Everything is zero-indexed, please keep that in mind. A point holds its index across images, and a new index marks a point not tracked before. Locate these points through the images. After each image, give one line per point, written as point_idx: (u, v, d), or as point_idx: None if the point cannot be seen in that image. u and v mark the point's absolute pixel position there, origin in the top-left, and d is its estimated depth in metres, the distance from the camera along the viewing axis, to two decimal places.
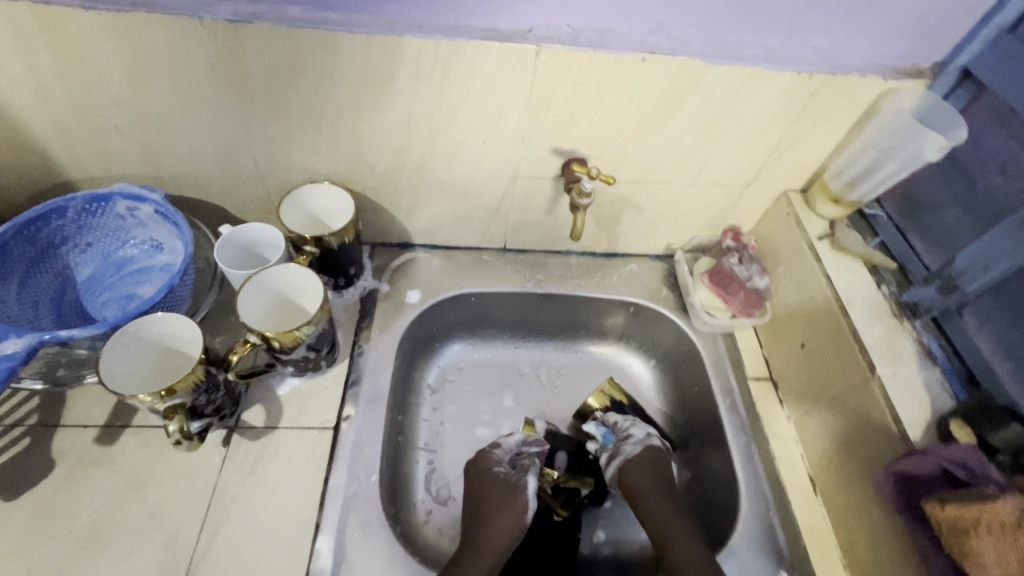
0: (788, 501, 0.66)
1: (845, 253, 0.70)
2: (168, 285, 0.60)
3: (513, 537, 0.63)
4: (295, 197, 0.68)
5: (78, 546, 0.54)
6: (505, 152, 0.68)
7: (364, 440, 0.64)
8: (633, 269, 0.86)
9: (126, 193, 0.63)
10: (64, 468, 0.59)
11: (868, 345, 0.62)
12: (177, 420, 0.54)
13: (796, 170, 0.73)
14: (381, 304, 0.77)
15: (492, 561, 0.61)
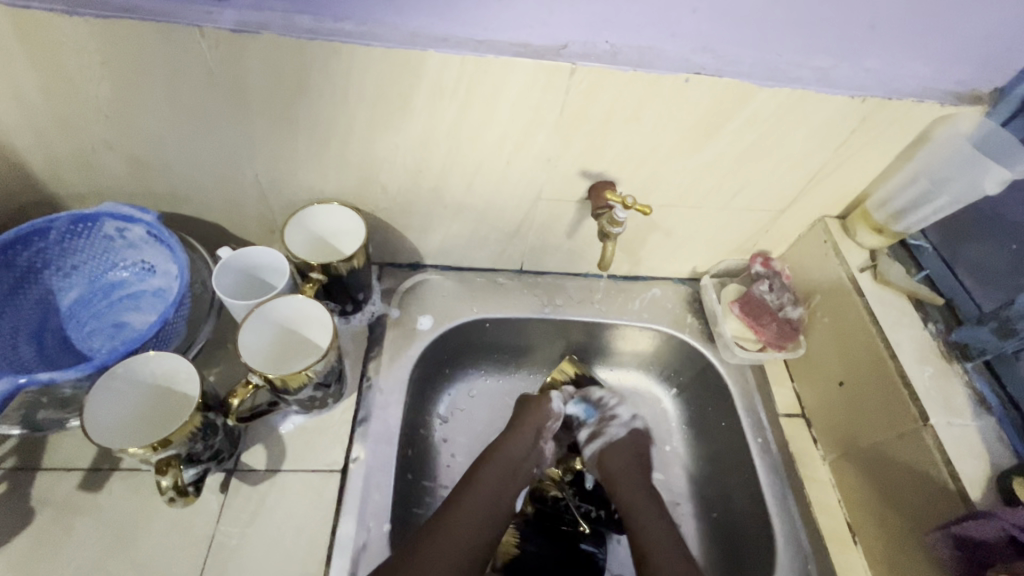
0: (826, 552, 0.62)
1: (889, 287, 0.66)
2: (162, 319, 0.54)
3: (497, 495, 0.60)
4: (299, 218, 0.63)
5: None
6: (529, 174, 0.63)
7: (373, 485, 0.59)
8: (656, 293, 0.81)
9: (115, 214, 0.58)
10: (44, 517, 0.53)
11: (918, 391, 0.57)
12: (172, 475, 0.47)
13: (837, 196, 0.69)
14: (390, 331, 0.72)
15: (468, 520, 0.57)
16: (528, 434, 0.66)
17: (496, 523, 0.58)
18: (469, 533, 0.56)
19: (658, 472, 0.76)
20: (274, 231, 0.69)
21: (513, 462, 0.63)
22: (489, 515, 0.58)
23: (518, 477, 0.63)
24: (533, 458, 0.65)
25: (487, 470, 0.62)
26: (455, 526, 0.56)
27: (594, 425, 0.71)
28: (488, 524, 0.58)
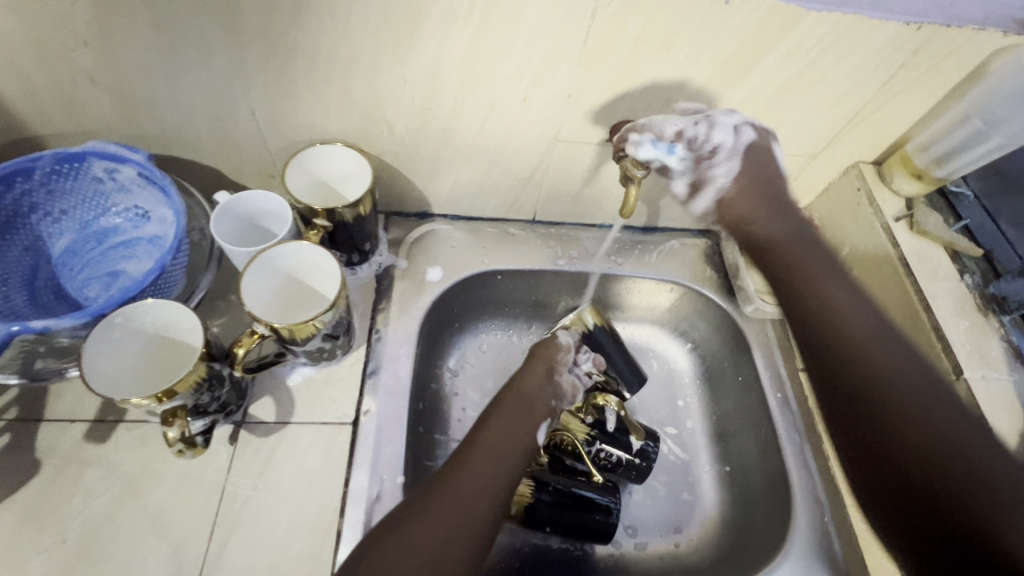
0: (843, 505, 0.61)
1: (926, 237, 0.63)
2: (161, 266, 0.51)
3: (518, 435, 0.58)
4: (298, 160, 0.58)
5: (72, 558, 0.49)
6: (547, 112, 0.58)
7: (385, 438, 0.58)
8: (674, 245, 0.78)
9: (102, 153, 0.54)
10: (50, 470, 0.52)
11: (953, 344, 0.55)
12: (178, 425, 0.46)
13: (876, 139, 0.64)
14: (399, 283, 0.69)
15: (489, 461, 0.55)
16: (541, 371, 0.65)
17: (515, 458, 0.56)
18: (492, 464, 0.55)
19: (671, 427, 0.75)
20: (274, 176, 0.65)
21: (527, 398, 0.62)
22: (509, 445, 0.57)
23: (537, 412, 0.61)
24: (548, 393, 0.64)
25: (503, 408, 0.60)
26: (478, 460, 0.54)
27: (689, 177, 0.60)
28: (509, 455, 0.56)
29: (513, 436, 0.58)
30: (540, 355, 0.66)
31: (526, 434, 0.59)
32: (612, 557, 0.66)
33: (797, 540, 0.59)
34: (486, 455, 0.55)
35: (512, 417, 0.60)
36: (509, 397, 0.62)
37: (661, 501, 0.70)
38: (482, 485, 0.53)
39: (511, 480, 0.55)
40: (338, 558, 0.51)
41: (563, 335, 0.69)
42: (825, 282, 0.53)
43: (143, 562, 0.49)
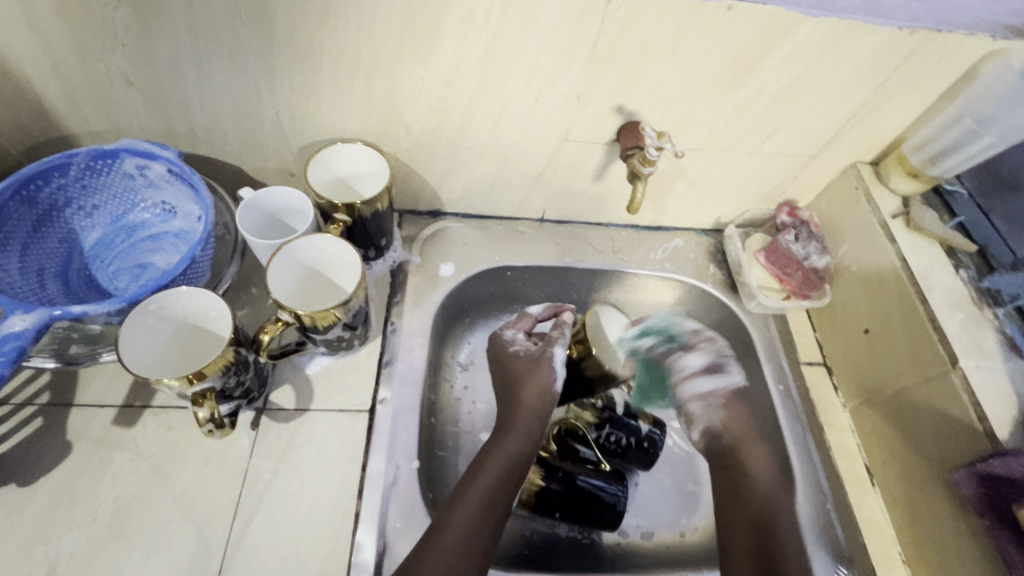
0: (844, 494, 0.63)
1: (922, 234, 0.65)
2: (190, 256, 0.53)
3: (503, 487, 0.57)
4: (320, 158, 0.61)
5: (103, 536, 0.51)
6: (557, 112, 0.61)
7: (400, 425, 0.60)
8: (678, 244, 0.80)
9: (134, 150, 0.56)
10: (80, 452, 0.54)
11: (949, 334, 0.57)
12: (208, 406, 0.49)
13: (873, 140, 0.67)
14: (413, 278, 0.71)
15: (473, 515, 0.54)
16: (533, 425, 0.63)
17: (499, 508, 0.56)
18: (473, 533, 0.53)
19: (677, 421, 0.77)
20: (294, 174, 0.68)
21: (516, 459, 0.60)
22: (490, 511, 0.55)
23: (522, 475, 0.60)
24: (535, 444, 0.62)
25: (488, 468, 0.58)
26: (462, 514, 0.54)
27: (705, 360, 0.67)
28: (487, 524, 0.54)
29: (495, 499, 0.56)
30: (528, 398, 0.64)
31: (506, 498, 0.57)
32: (620, 547, 0.67)
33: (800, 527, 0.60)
34: (467, 520, 0.53)
35: (498, 478, 0.58)
36: (495, 456, 0.59)
37: (666, 492, 0.72)
38: (460, 557, 0.51)
39: (489, 549, 0.53)
40: (356, 538, 0.53)
41: (556, 361, 0.65)
42: (751, 450, 0.63)
43: (170, 540, 0.51)
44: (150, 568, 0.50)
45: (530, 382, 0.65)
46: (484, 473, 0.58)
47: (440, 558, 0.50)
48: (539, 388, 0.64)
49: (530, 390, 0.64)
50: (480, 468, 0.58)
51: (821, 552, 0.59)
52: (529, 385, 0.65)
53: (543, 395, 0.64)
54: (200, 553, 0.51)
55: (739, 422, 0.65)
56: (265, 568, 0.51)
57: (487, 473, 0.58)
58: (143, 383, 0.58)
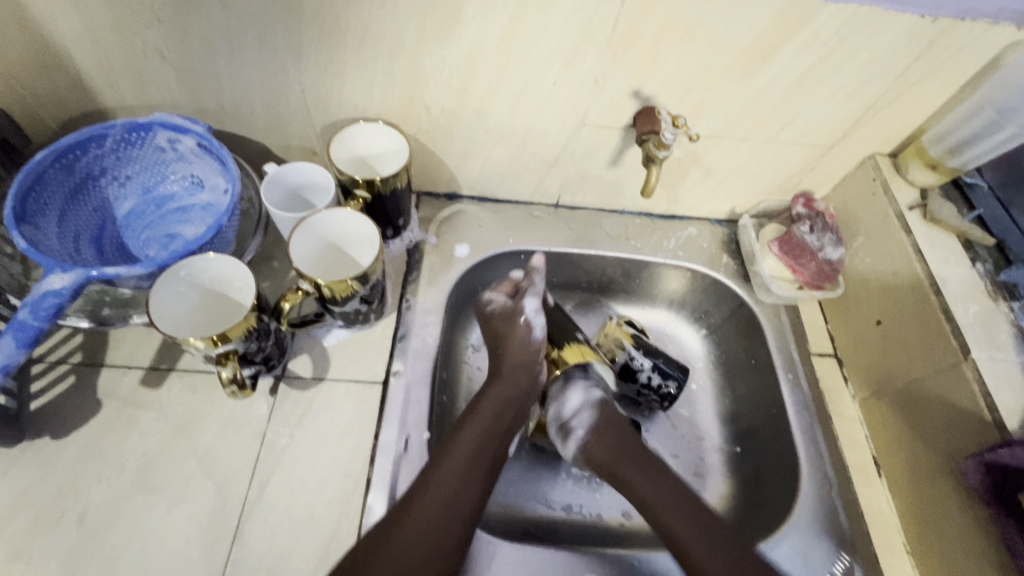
0: (850, 483, 0.63)
1: (938, 226, 0.65)
2: (218, 224, 0.55)
3: (492, 438, 0.58)
4: (343, 135, 0.63)
5: (130, 488, 0.53)
6: (575, 95, 0.62)
7: (412, 397, 0.61)
8: (692, 232, 0.81)
9: (166, 123, 0.58)
10: (109, 410, 0.57)
11: (961, 326, 0.57)
12: (231, 367, 0.51)
13: (892, 130, 0.66)
14: (428, 258, 0.73)
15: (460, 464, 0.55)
16: (522, 373, 0.63)
17: (488, 460, 0.57)
18: (465, 476, 0.54)
19: (684, 409, 0.76)
20: (316, 153, 0.70)
21: (506, 404, 0.61)
22: (481, 456, 0.57)
23: (511, 421, 0.61)
24: (526, 395, 0.62)
25: (477, 416, 0.59)
26: (451, 460, 0.55)
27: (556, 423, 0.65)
28: (479, 470, 0.56)
29: (485, 442, 0.57)
30: (512, 349, 0.63)
31: (496, 442, 0.58)
32: (622, 529, 0.68)
33: (803, 512, 0.61)
34: (457, 464, 0.55)
35: (486, 421, 0.59)
36: (484, 404, 0.60)
37: None
38: (451, 504, 0.53)
39: (482, 489, 0.55)
40: (367, 503, 0.55)
41: (532, 314, 0.64)
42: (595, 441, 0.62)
43: (192, 496, 0.54)
44: (172, 521, 0.52)
45: (514, 336, 0.64)
46: (477, 415, 0.59)
47: (434, 501, 0.52)
48: (520, 340, 0.64)
49: (511, 341, 0.64)
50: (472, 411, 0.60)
51: (823, 539, 0.59)
52: (512, 340, 0.64)
53: (527, 348, 0.63)
54: (220, 508, 0.53)
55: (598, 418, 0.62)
56: (280, 526, 0.53)
57: (477, 419, 0.59)
58: (168, 347, 0.61)
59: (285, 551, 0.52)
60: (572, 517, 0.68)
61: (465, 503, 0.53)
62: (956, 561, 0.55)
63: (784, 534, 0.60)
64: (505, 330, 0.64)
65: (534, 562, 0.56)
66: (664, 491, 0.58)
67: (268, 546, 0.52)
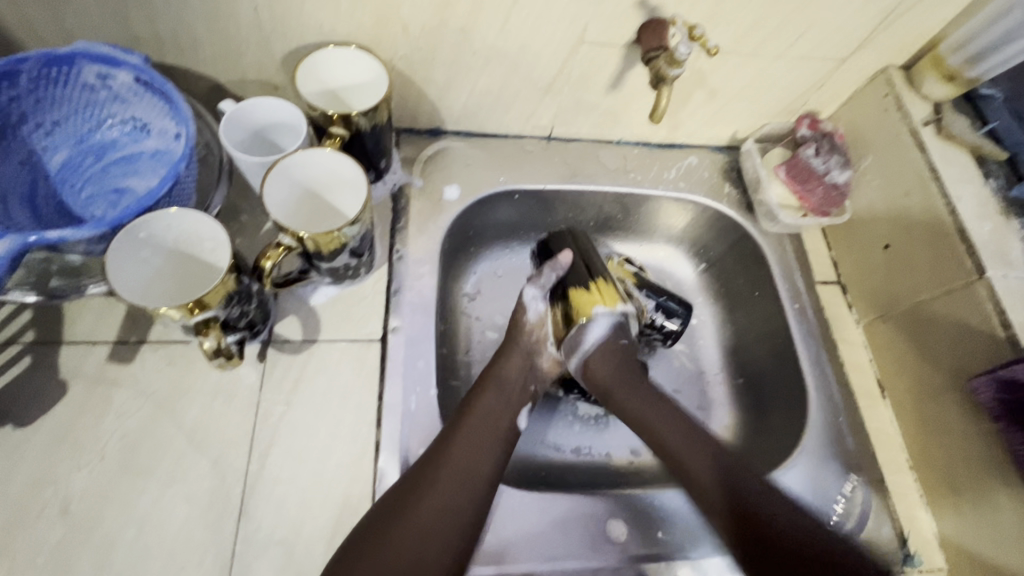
0: (856, 406, 0.64)
1: (952, 142, 0.62)
2: (174, 173, 0.48)
3: (505, 427, 0.56)
4: (309, 63, 0.54)
5: (115, 472, 0.49)
6: (574, 7, 0.55)
7: (414, 354, 0.58)
8: (692, 161, 0.76)
9: (93, 55, 0.48)
10: (77, 391, 0.51)
11: (976, 245, 0.56)
12: (214, 336, 0.46)
13: (909, 39, 0.62)
14: (415, 203, 0.67)
15: (465, 455, 0.52)
16: (521, 361, 0.60)
17: (498, 446, 0.54)
18: (468, 469, 0.51)
19: (687, 344, 0.76)
20: (277, 86, 0.61)
21: (508, 390, 0.58)
22: (486, 441, 0.54)
23: (515, 402, 0.58)
24: (529, 375, 0.61)
25: (482, 400, 0.56)
26: (455, 450, 0.52)
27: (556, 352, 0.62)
28: (486, 455, 0.53)
29: (495, 426, 0.55)
30: (515, 357, 0.60)
31: (506, 424, 0.56)
32: (632, 465, 0.69)
33: (813, 439, 0.61)
34: (463, 460, 0.51)
35: (494, 405, 0.57)
36: (490, 380, 0.59)
37: None
38: (459, 496, 0.50)
39: (494, 472, 0.52)
40: (378, 466, 0.52)
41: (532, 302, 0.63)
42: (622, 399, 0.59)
43: (187, 475, 0.50)
44: (168, 503, 0.48)
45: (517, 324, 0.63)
46: (479, 405, 0.56)
47: (441, 494, 0.49)
48: (525, 351, 0.61)
49: (518, 350, 0.61)
50: (473, 400, 0.57)
51: (831, 462, 0.60)
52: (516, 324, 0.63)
53: (524, 335, 0.62)
54: (219, 485, 0.50)
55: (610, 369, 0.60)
56: (288, 497, 0.50)
57: (481, 405, 0.56)
58: (135, 318, 0.54)
59: (297, 522, 0.49)
60: (583, 459, 0.68)
61: (473, 492, 0.50)
62: (957, 472, 0.57)
63: (796, 461, 0.60)
64: (516, 332, 0.62)
65: (549, 505, 0.55)
66: (682, 423, 0.58)
67: (277, 520, 0.49)
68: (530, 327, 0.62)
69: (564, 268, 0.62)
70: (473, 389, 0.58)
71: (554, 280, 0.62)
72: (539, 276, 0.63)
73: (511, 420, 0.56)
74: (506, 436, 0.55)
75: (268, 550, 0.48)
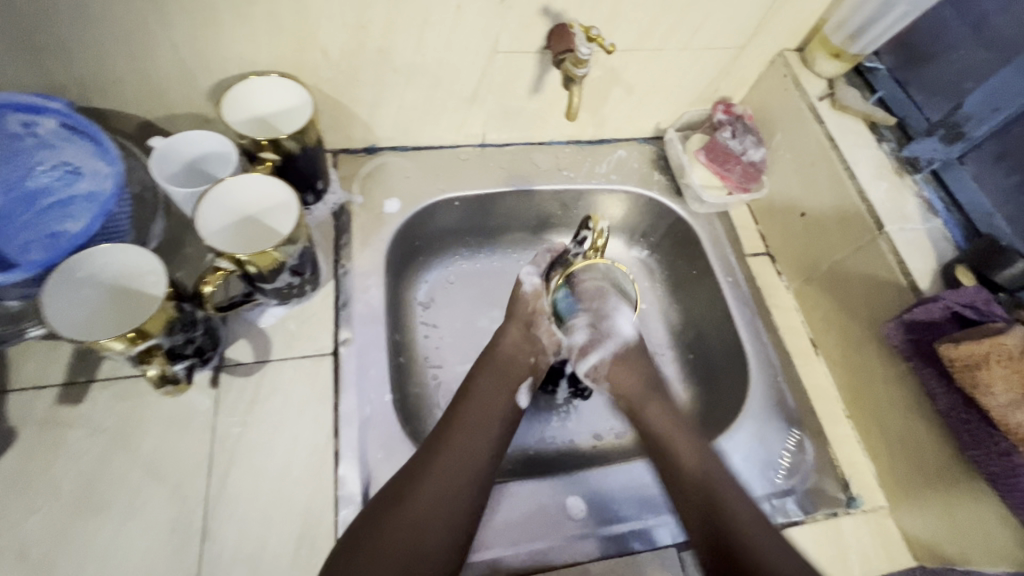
0: (793, 366, 0.68)
1: (846, 112, 0.68)
2: (106, 211, 0.50)
3: (509, 406, 0.60)
4: (235, 93, 0.57)
5: (72, 511, 0.49)
6: (482, 19, 0.58)
7: (367, 363, 0.60)
8: (621, 154, 0.80)
9: (16, 104, 0.50)
10: (28, 436, 0.51)
11: (874, 204, 0.61)
12: (157, 364, 0.48)
13: (798, 23, 0.68)
14: (357, 218, 0.69)
15: (468, 437, 0.56)
16: (525, 341, 0.63)
17: (499, 425, 0.58)
18: (468, 457, 0.55)
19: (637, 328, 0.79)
20: (208, 119, 0.62)
21: (507, 368, 0.62)
22: (487, 423, 0.58)
23: (517, 379, 0.62)
24: (529, 348, 0.63)
25: (484, 377, 0.61)
26: (458, 433, 0.56)
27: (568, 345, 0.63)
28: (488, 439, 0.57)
29: (491, 408, 0.59)
30: (514, 329, 0.64)
31: (507, 403, 0.60)
32: (596, 447, 0.70)
33: (756, 401, 0.65)
34: (465, 443, 0.55)
35: (490, 383, 0.60)
36: (492, 358, 0.63)
37: None
38: (461, 481, 0.53)
39: (495, 451, 0.57)
40: (339, 473, 0.54)
41: (530, 279, 0.64)
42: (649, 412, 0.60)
43: (146, 506, 0.50)
44: (130, 535, 0.49)
45: (517, 302, 0.65)
46: (478, 384, 0.60)
47: (438, 485, 0.52)
48: (523, 321, 0.64)
49: (516, 322, 0.64)
50: (473, 380, 0.61)
51: (775, 420, 0.64)
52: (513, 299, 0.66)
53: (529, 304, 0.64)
54: (181, 511, 0.50)
55: (638, 385, 0.62)
56: (251, 516, 0.51)
57: (482, 384, 0.60)
58: (82, 358, 0.55)
59: (262, 538, 0.50)
60: (547, 447, 0.69)
61: (474, 473, 0.54)
62: (886, 416, 0.61)
63: (741, 423, 0.64)
64: (514, 305, 0.64)
65: (518, 496, 0.57)
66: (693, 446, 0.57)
67: (242, 538, 0.50)
68: (528, 300, 0.64)
69: (558, 249, 0.65)
70: (473, 367, 0.63)
71: (549, 260, 0.65)
72: (537, 256, 0.66)
73: (513, 395, 0.61)
74: (508, 413, 0.59)
75: (234, 569, 0.49)
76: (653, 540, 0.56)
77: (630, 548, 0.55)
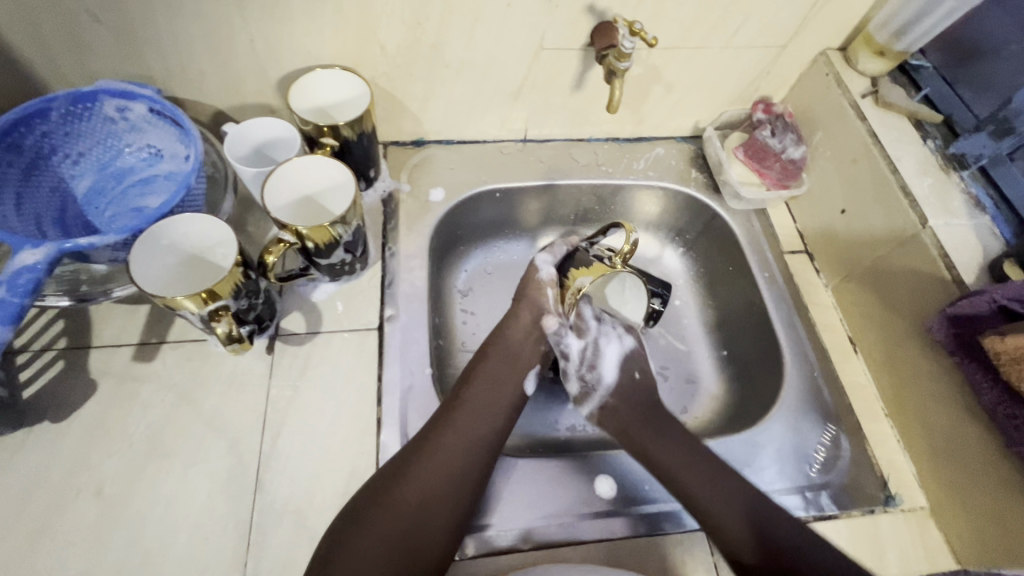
0: (830, 362, 0.67)
1: (891, 109, 0.68)
2: (186, 184, 0.54)
3: (514, 392, 0.62)
4: (301, 84, 0.62)
5: (142, 456, 0.54)
6: (530, 17, 0.61)
7: (410, 338, 0.63)
8: (659, 152, 0.82)
9: (113, 90, 0.56)
10: (106, 387, 0.57)
11: (918, 199, 0.61)
12: (226, 322, 0.52)
13: (841, 21, 0.68)
14: (404, 205, 0.73)
15: (470, 419, 0.58)
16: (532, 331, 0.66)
17: (501, 407, 0.60)
18: (467, 437, 0.56)
19: (671, 323, 0.80)
20: (274, 109, 0.68)
21: (513, 354, 0.64)
22: (490, 406, 0.60)
23: (523, 364, 0.64)
24: (537, 337, 0.66)
25: (491, 360, 0.63)
26: (461, 415, 0.58)
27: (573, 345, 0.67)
28: (490, 422, 0.59)
29: (497, 394, 0.61)
30: (524, 311, 0.66)
31: (512, 388, 0.62)
32: None
33: (791, 394, 0.65)
34: (468, 423, 0.57)
35: (497, 373, 0.62)
36: (498, 346, 0.65)
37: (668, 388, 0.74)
38: (461, 459, 0.55)
39: (499, 433, 0.58)
40: (381, 439, 0.57)
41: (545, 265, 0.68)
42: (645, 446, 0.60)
43: (208, 457, 0.54)
44: (192, 482, 0.53)
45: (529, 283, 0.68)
46: (483, 369, 0.63)
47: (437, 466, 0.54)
48: (534, 306, 0.66)
49: (527, 307, 0.66)
50: (479, 365, 0.63)
51: (810, 414, 0.64)
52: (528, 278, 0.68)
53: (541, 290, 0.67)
54: (236, 463, 0.54)
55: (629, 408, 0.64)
56: (299, 471, 0.54)
57: (485, 368, 0.63)
58: (155, 321, 0.60)
59: (308, 493, 0.53)
60: (577, 435, 0.70)
61: (477, 454, 0.56)
62: (927, 413, 0.60)
63: (775, 416, 0.64)
64: (527, 288, 0.67)
65: (548, 476, 0.58)
66: (683, 455, 0.58)
67: (290, 492, 0.53)
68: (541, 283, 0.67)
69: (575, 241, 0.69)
70: (478, 354, 0.65)
71: (566, 252, 0.68)
72: (554, 246, 0.69)
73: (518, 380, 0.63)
74: (512, 395, 0.62)
75: (281, 519, 0.52)
76: (684, 522, 0.57)
77: (661, 528, 0.56)
